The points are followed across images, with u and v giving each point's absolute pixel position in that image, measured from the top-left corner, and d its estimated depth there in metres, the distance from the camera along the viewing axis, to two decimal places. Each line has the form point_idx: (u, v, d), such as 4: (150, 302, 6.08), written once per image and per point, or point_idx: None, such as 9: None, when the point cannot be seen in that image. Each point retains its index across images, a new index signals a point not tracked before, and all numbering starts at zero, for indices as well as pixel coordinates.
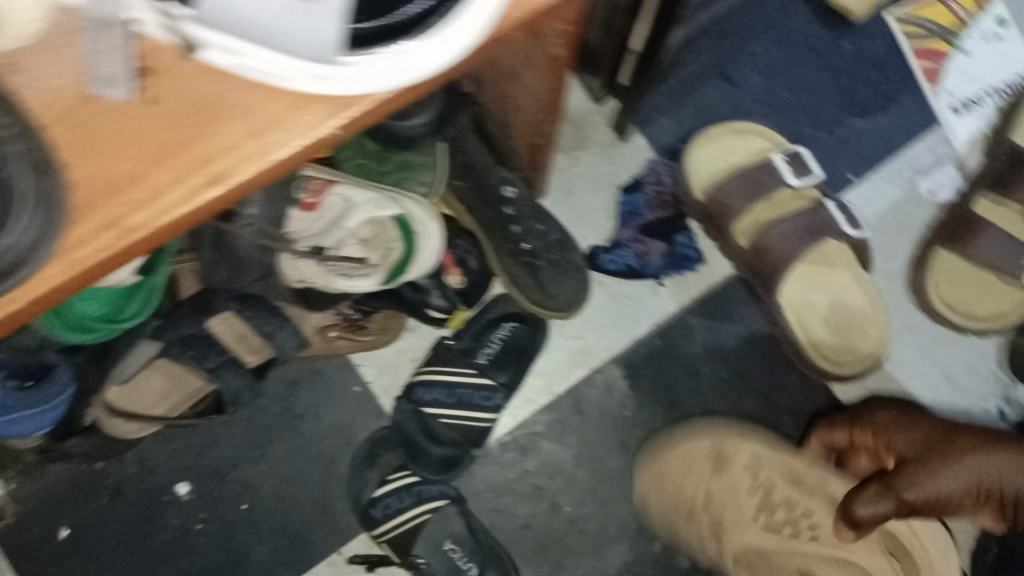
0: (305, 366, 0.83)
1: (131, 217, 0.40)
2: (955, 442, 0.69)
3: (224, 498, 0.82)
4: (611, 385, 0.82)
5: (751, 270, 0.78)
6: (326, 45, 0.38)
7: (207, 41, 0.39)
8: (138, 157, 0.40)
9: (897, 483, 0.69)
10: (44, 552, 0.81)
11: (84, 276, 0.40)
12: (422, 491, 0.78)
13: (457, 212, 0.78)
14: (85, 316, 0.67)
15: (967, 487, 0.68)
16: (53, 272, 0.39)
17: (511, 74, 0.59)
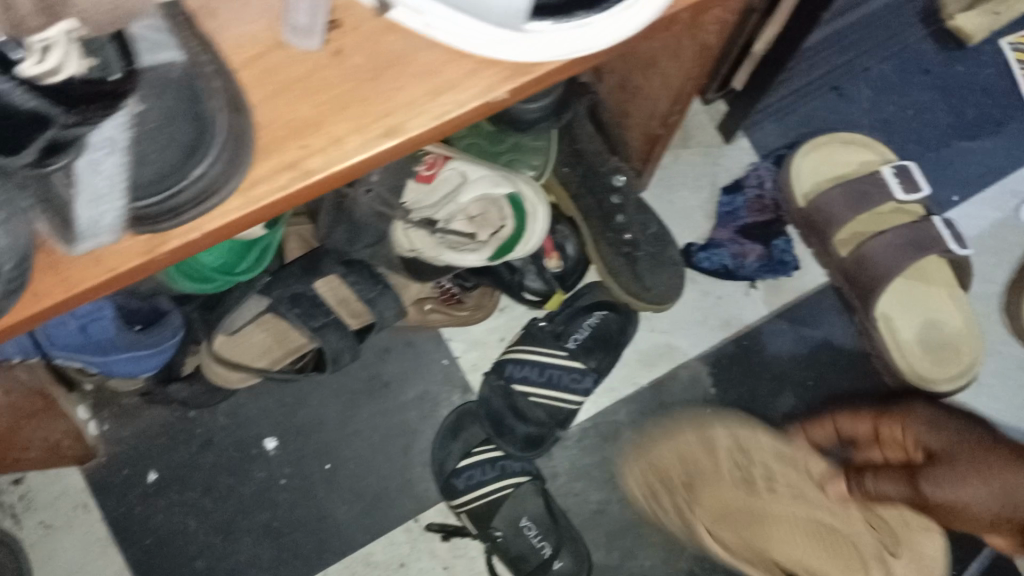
0: (397, 336, 0.85)
1: (308, 161, 0.42)
2: (998, 453, 0.61)
3: (309, 457, 0.84)
4: (697, 380, 0.83)
5: (847, 279, 0.80)
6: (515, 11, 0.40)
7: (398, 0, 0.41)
8: (317, 104, 0.42)
9: (926, 475, 0.61)
10: (132, 492, 0.84)
11: (259, 214, 0.42)
12: (505, 466, 0.81)
13: (559, 198, 0.80)
14: (204, 266, 0.70)
15: (1003, 510, 0.58)
16: (232, 206, 0.41)
17: (648, 62, 0.60)
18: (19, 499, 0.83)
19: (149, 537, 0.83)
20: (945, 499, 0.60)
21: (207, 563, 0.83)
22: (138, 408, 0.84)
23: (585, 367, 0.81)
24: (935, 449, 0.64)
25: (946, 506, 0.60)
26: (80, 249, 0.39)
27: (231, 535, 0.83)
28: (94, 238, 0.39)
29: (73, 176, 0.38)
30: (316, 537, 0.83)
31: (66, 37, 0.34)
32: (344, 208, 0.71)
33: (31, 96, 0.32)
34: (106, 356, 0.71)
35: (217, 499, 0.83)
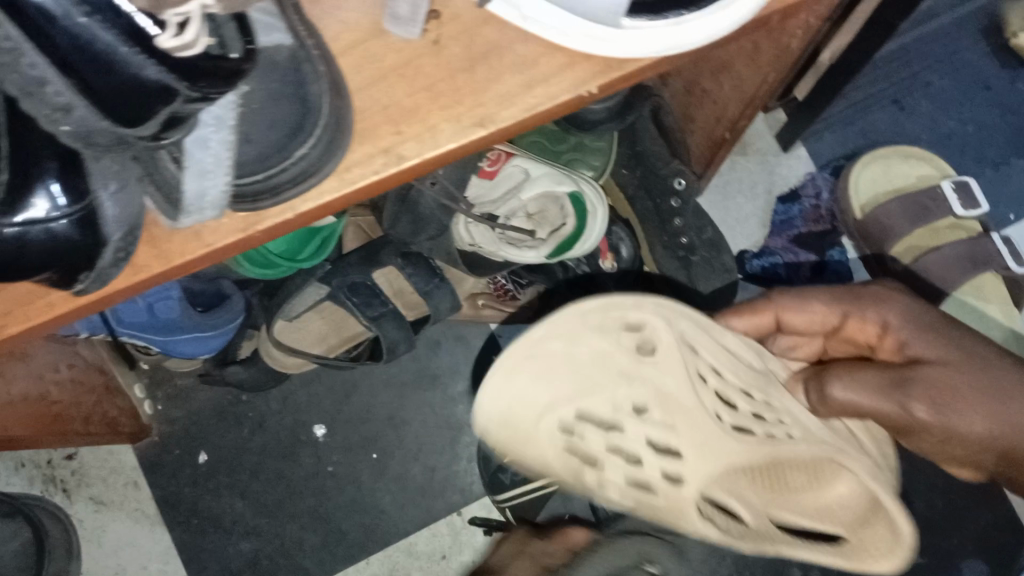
0: (449, 329, 0.86)
1: (401, 147, 0.43)
2: (993, 369, 0.46)
3: (357, 445, 0.85)
4: None
5: None
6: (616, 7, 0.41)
7: None
8: (413, 91, 0.43)
9: (919, 385, 0.45)
10: (182, 472, 0.85)
11: (353, 197, 0.43)
12: None
13: (616, 200, 0.82)
14: (269, 253, 0.71)
15: (997, 436, 0.45)
16: (328, 189, 0.42)
17: (721, 66, 0.61)
18: (72, 474, 0.84)
19: (197, 518, 0.84)
20: (947, 430, 0.45)
21: (252, 545, 0.84)
22: (192, 389, 0.86)
23: None
24: (928, 359, 0.47)
25: (942, 435, 0.45)
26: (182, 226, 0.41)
27: (278, 518, 0.84)
28: (199, 214, 0.40)
29: (182, 153, 0.38)
30: (361, 525, 0.84)
31: (204, 12, 0.34)
32: (406, 200, 0.69)
33: (161, 70, 0.33)
34: (169, 336, 0.73)
35: (264, 483, 0.85)
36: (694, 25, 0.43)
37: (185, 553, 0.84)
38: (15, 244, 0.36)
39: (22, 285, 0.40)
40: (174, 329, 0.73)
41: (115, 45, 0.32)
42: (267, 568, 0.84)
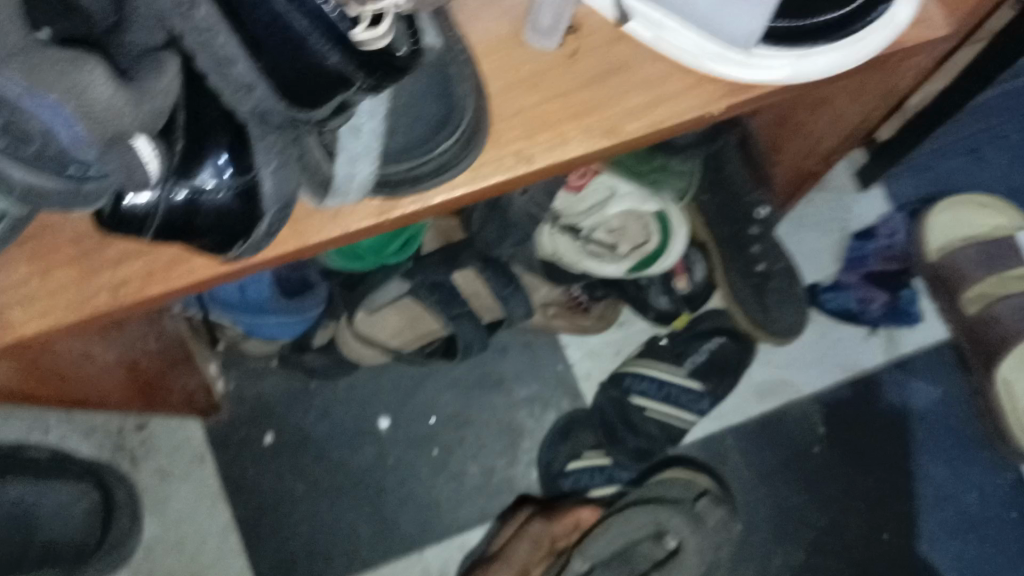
0: (516, 337, 0.88)
1: (531, 150, 0.44)
2: None
3: (418, 440, 0.87)
4: (806, 415, 0.85)
5: (969, 336, 0.80)
6: (744, 34, 0.40)
7: (635, 11, 0.43)
8: (547, 99, 0.44)
9: None
10: (248, 450, 0.87)
11: (483, 193, 0.45)
12: (614, 473, 0.85)
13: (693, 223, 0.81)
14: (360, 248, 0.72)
15: None
16: (456, 183, 0.44)
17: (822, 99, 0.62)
18: (140, 445, 0.87)
19: (258, 497, 0.87)
20: None
21: (308, 527, 0.86)
22: (264, 371, 0.89)
23: (700, 389, 0.83)
24: None
25: None
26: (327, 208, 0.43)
27: (336, 503, 0.87)
28: (341, 197, 0.42)
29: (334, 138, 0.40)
30: (417, 517, 0.86)
31: (394, 12, 0.36)
32: (496, 208, 0.72)
33: (341, 60, 0.34)
34: (256, 317, 0.75)
35: (326, 468, 0.87)
36: (828, 58, 0.43)
37: (242, 530, 0.86)
38: (184, 210, 0.37)
39: (173, 247, 0.42)
40: (262, 311, 0.75)
41: (306, 35, 0.33)
42: (323, 552, 0.86)
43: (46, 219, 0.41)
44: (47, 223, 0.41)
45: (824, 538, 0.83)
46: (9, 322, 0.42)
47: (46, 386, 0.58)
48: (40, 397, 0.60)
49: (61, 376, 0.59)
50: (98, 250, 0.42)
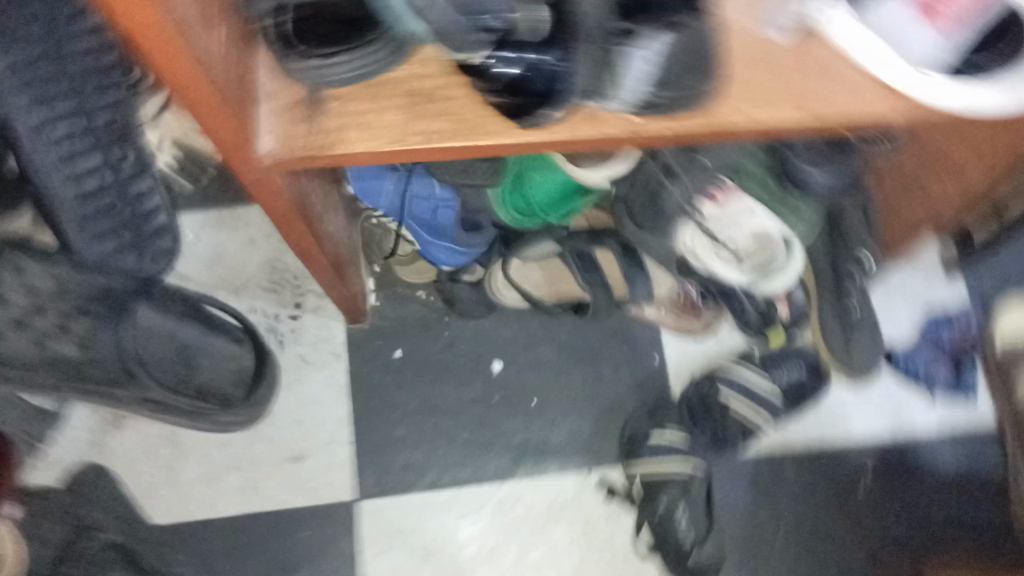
0: (627, 321, 1.03)
1: (750, 116, 0.55)
2: None
3: (523, 389, 1.01)
4: (856, 451, 0.99)
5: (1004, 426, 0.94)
6: (926, 57, 0.54)
7: (837, 26, 0.55)
8: (772, 82, 0.55)
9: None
10: (381, 356, 1.02)
11: (712, 135, 0.58)
12: (660, 451, 0.94)
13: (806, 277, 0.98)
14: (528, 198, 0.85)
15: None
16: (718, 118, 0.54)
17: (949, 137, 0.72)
18: (290, 331, 1.02)
19: (378, 400, 1.01)
20: None
21: (410, 439, 0.99)
22: (408, 298, 1.04)
23: (779, 400, 0.96)
24: None
25: None
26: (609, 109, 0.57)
27: (443, 419, 1.00)
28: (613, 104, 0.56)
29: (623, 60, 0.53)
30: (510, 451, 0.99)
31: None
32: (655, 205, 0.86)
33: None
34: (435, 241, 0.91)
35: (439, 391, 1.01)
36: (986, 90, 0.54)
37: (356, 425, 1.00)
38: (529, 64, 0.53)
39: (485, 104, 0.58)
40: (441, 234, 0.91)
41: None
42: (420, 465, 0.98)
43: (390, 74, 0.59)
44: (391, 77, 0.59)
45: (852, 562, 0.96)
46: (341, 137, 0.59)
47: (294, 219, 0.72)
48: (279, 228, 0.74)
49: (307, 214, 0.74)
50: (428, 103, 0.58)
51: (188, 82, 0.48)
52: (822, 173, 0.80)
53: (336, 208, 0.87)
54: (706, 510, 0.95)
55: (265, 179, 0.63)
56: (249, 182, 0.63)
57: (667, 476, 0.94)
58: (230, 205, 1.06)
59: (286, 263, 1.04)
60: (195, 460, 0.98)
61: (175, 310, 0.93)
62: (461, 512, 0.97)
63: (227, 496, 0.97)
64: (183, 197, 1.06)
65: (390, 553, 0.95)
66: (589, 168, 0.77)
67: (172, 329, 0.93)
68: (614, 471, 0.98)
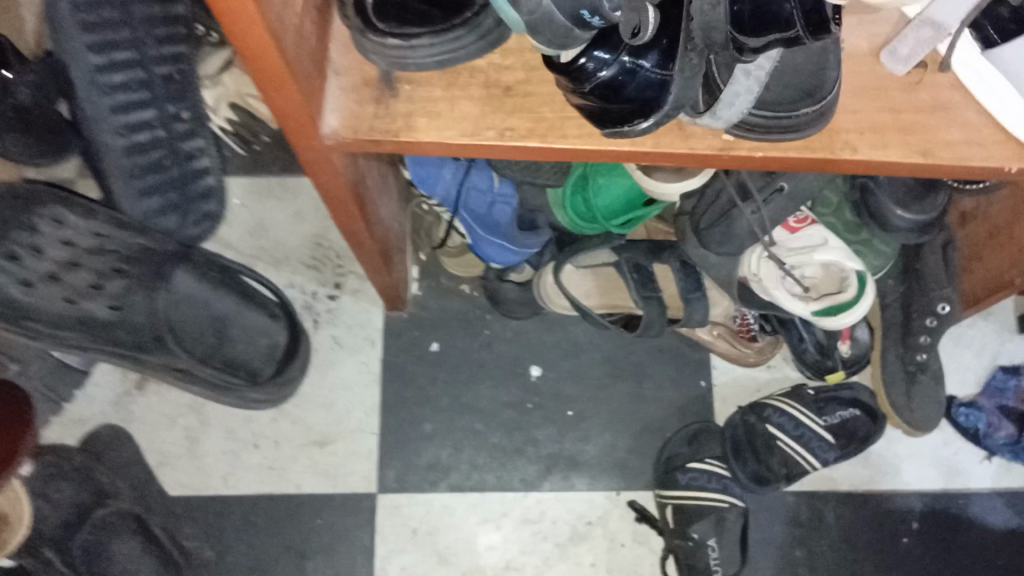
0: (675, 340, 0.98)
1: (858, 147, 0.54)
2: None
3: (560, 399, 0.97)
4: (906, 504, 0.93)
5: None
6: None
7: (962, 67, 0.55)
8: (883, 116, 0.54)
9: None
10: (417, 348, 0.98)
11: (812, 165, 0.55)
12: (694, 479, 0.91)
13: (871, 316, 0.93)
14: (592, 207, 0.81)
15: None
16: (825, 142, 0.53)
17: None
18: (326, 311, 0.99)
19: (410, 392, 0.97)
20: None
21: (439, 436, 0.96)
22: (451, 291, 1.00)
23: (831, 442, 0.90)
24: None
25: None
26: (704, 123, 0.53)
27: (474, 419, 0.96)
28: (712, 121, 0.52)
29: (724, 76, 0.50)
30: (539, 461, 0.95)
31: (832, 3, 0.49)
32: (723, 224, 0.81)
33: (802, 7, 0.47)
34: (488, 236, 0.86)
35: (473, 390, 0.97)
36: None
37: (384, 415, 0.96)
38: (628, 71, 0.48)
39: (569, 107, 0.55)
40: (494, 232, 0.87)
41: None
42: (446, 465, 0.94)
43: (470, 64, 0.56)
44: (471, 66, 0.56)
45: None
46: (410, 124, 0.55)
47: (347, 202, 0.67)
48: (329, 209, 0.69)
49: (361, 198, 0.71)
50: (511, 97, 0.55)
51: (261, 53, 0.45)
52: (910, 216, 0.79)
53: (388, 191, 0.83)
54: (740, 547, 0.90)
55: (323, 161, 0.59)
56: (306, 163, 0.59)
57: (702, 509, 0.89)
58: (279, 175, 1.02)
59: (330, 241, 1.01)
60: (216, 433, 0.95)
61: (212, 279, 0.90)
62: (483, 519, 0.93)
63: (245, 474, 0.94)
64: (232, 161, 1.02)
65: (403, 552, 0.92)
66: (659, 184, 0.73)
67: (207, 298, 0.89)
68: (645, 496, 0.94)
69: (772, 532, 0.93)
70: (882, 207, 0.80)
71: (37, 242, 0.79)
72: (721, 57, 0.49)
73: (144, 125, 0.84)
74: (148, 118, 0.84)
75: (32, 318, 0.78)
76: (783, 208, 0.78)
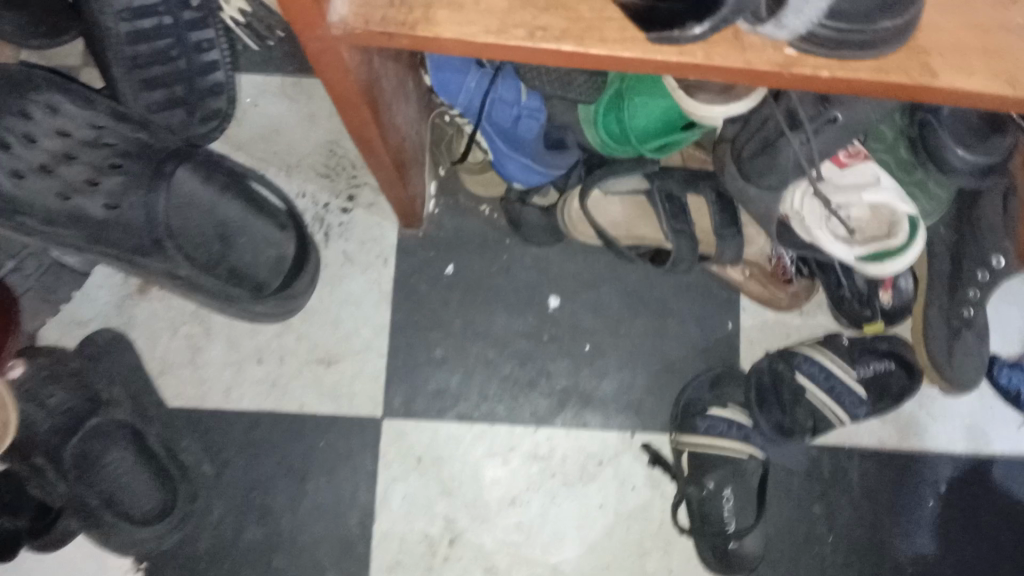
0: (704, 278, 0.93)
1: (938, 72, 0.47)
2: None
3: (577, 331, 0.92)
4: (936, 465, 0.89)
5: None
6: None
7: None
8: (970, 37, 0.47)
9: None
10: (431, 269, 0.93)
11: (883, 91, 0.49)
12: (713, 426, 0.85)
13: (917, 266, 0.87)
14: (626, 125, 0.75)
15: None
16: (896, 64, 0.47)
17: None
18: (338, 225, 0.94)
19: (420, 315, 0.92)
20: None
21: (448, 362, 0.91)
22: (470, 211, 0.94)
23: (864, 397, 0.84)
24: None
25: None
26: (764, 34, 0.47)
27: (486, 346, 0.92)
28: (775, 30, 0.46)
29: None
30: (552, 395, 0.90)
31: None
32: (767, 155, 0.75)
33: None
34: (510, 152, 0.82)
35: (486, 317, 0.92)
36: None
37: (393, 337, 0.92)
38: None
39: (611, 7, 0.48)
40: (520, 148, 0.82)
41: None
42: (455, 392, 0.90)
43: None
44: None
45: None
46: (429, 17, 0.48)
47: (361, 104, 0.62)
48: (340, 113, 0.63)
49: (374, 100, 0.64)
50: None
51: None
52: (968, 159, 0.72)
53: (406, 97, 0.77)
54: (755, 497, 0.86)
55: (331, 55, 0.53)
56: (311, 56, 0.53)
57: (720, 459, 0.85)
58: (294, 75, 0.96)
59: (345, 150, 0.95)
60: (218, 344, 0.91)
61: (219, 181, 0.85)
62: (488, 452, 0.89)
63: (246, 388, 0.90)
64: (246, 57, 0.96)
65: (404, 481, 0.88)
66: (697, 106, 0.67)
67: (213, 204, 0.85)
68: (660, 439, 0.90)
69: (790, 484, 0.88)
70: (943, 147, 0.73)
71: (31, 129, 0.75)
72: None
73: (150, 11, 0.84)
74: (153, 4, 0.84)
75: (23, 212, 0.73)
76: (835, 142, 0.72)
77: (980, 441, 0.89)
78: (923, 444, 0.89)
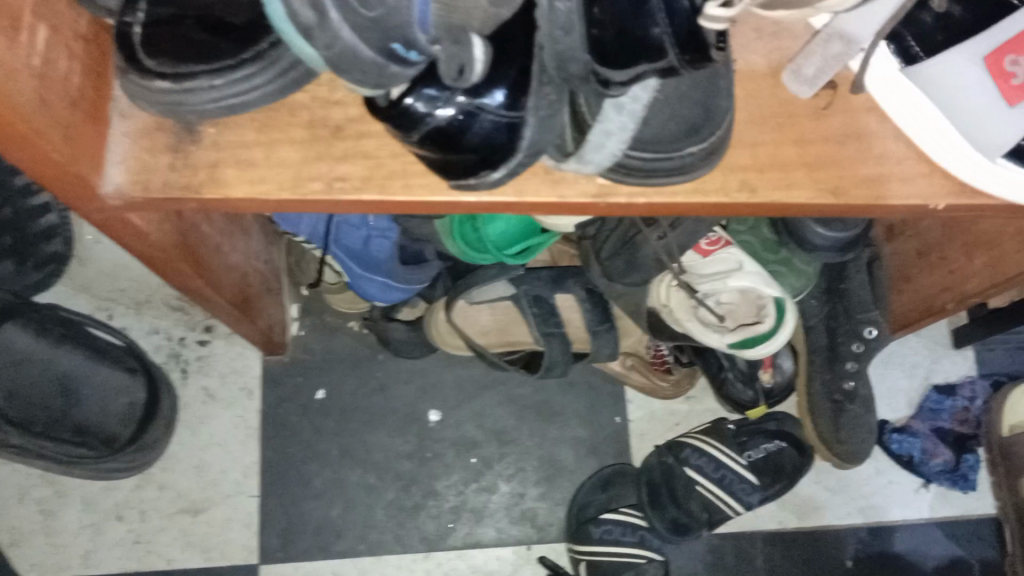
0: (585, 373, 0.90)
1: (759, 186, 0.45)
2: None
3: (461, 444, 0.88)
4: (838, 541, 0.87)
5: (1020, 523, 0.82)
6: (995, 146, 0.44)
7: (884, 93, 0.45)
8: (787, 146, 0.45)
9: None
10: (299, 397, 0.88)
11: (707, 210, 0.46)
12: (609, 530, 0.82)
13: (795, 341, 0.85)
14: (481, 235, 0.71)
15: None
16: (715, 183, 0.45)
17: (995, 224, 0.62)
18: (195, 359, 0.88)
19: (291, 447, 0.87)
20: None
21: (327, 495, 0.86)
22: (337, 329, 0.90)
23: (755, 482, 0.83)
24: None
25: None
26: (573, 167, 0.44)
27: (366, 472, 0.86)
28: (579, 165, 0.42)
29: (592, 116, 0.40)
30: (440, 517, 0.85)
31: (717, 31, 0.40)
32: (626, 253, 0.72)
33: (666, 31, 0.39)
34: (366, 275, 0.76)
35: (363, 442, 0.87)
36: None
37: (265, 474, 0.86)
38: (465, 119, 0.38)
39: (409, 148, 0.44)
40: (374, 269, 0.76)
41: None
42: (336, 526, 0.85)
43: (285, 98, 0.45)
44: (291, 100, 0.45)
45: None
46: (216, 176, 0.44)
47: (177, 259, 0.56)
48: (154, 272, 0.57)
49: (190, 247, 0.59)
50: (336, 138, 0.44)
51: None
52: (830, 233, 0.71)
53: (232, 231, 0.71)
54: None
55: (120, 222, 0.47)
56: (98, 224, 0.47)
57: (618, 566, 0.81)
58: None
59: None
60: (74, 505, 0.83)
61: (53, 333, 0.79)
62: None
63: (108, 550, 0.83)
64: None
65: None
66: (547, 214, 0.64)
67: (49, 357, 0.79)
68: (558, 549, 0.85)
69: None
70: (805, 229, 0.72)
71: None
72: (587, 89, 0.40)
73: None
74: None
75: None
76: None
77: (881, 510, 0.87)
78: (826, 521, 0.87)
